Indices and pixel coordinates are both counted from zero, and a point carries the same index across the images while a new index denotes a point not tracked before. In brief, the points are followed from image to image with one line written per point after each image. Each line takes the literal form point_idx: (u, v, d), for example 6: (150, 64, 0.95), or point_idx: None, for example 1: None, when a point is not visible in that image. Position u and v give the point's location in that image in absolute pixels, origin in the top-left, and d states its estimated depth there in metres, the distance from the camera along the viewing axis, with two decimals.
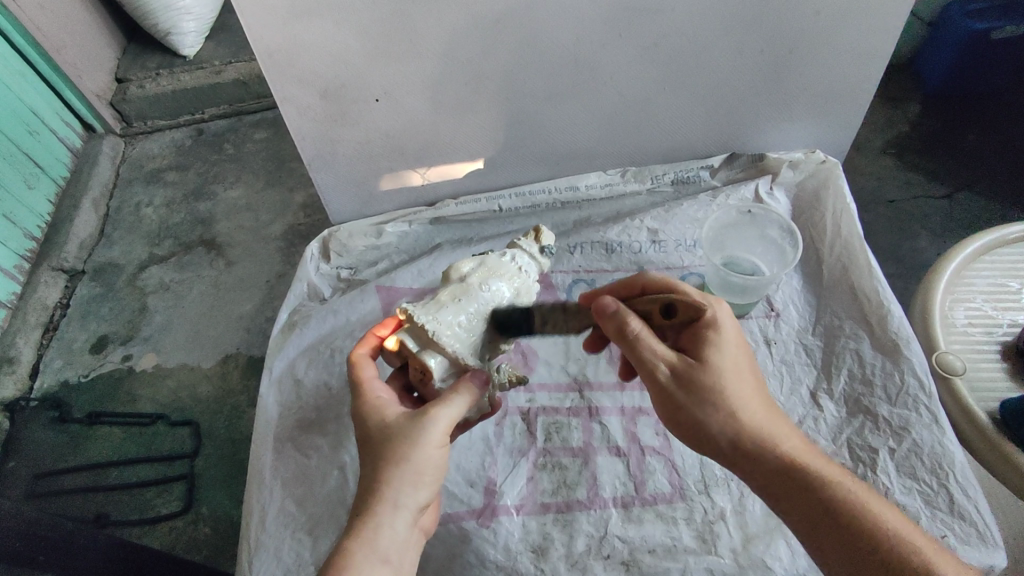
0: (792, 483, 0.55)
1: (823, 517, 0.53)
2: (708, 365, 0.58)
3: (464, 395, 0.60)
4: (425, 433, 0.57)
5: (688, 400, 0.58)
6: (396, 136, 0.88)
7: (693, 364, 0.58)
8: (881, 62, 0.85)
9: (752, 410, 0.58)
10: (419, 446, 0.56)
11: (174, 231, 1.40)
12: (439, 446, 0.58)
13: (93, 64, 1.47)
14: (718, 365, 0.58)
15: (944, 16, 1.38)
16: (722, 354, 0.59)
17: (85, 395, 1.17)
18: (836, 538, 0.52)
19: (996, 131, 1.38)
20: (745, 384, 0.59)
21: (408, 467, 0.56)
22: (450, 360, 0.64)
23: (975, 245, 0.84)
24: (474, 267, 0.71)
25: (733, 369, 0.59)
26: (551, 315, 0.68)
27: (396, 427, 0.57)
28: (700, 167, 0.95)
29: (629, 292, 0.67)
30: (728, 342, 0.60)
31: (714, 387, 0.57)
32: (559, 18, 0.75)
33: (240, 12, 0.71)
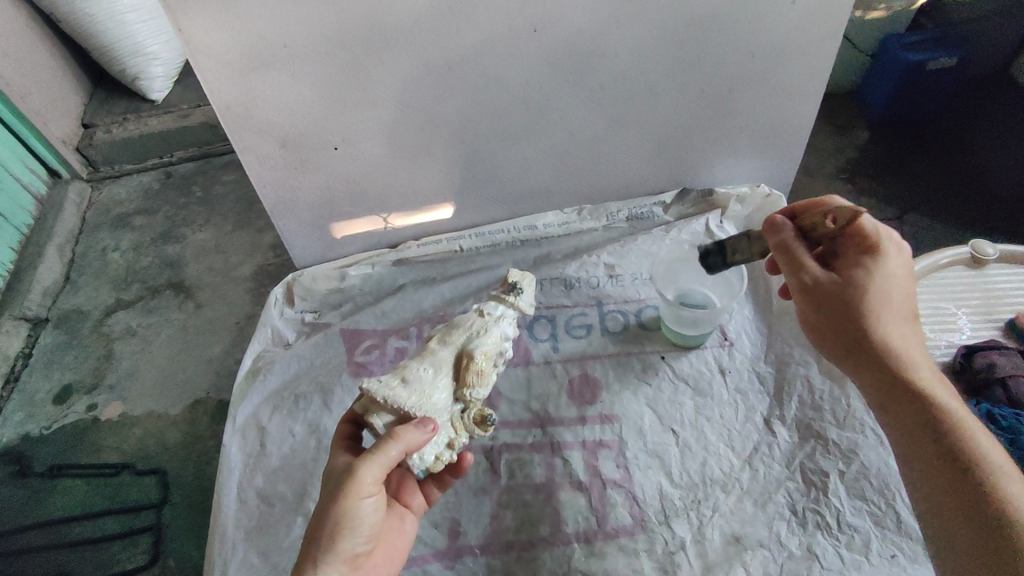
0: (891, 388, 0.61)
1: (907, 416, 0.59)
2: (870, 285, 0.62)
3: (386, 442, 0.59)
4: (349, 487, 0.57)
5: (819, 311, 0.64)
6: (356, 181, 0.91)
7: (848, 287, 0.63)
8: (815, 99, 0.90)
9: (907, 332, 0.62)
10: (347, 498, 0.57)
11: (142, 275, 1.39)
12: (368, 495, 0.58)
13: (58, 111, 1.47)
14: (893, 289, 0.62)
15: (883, 48, 1.47)
16: (894, 276, 0.63)
17: (46, 448, 1.14)
18: (920, 435, 0.58)
19: (938, 155, 1.46)
20: (905, 294, 0.63)
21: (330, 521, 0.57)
22: (395, 414, 0.65)
23: (911, 271, 0.88)
24: (438, 331, 0.75)
25: (895, 278, 0.63)
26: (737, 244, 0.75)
27: (332, 479, 0.60)
28: (654, 204, 0.99)
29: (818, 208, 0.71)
30: (892, 256, 0.64)
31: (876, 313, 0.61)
32: (508, 65, 0.79)
33: (197, 69, 0.73)
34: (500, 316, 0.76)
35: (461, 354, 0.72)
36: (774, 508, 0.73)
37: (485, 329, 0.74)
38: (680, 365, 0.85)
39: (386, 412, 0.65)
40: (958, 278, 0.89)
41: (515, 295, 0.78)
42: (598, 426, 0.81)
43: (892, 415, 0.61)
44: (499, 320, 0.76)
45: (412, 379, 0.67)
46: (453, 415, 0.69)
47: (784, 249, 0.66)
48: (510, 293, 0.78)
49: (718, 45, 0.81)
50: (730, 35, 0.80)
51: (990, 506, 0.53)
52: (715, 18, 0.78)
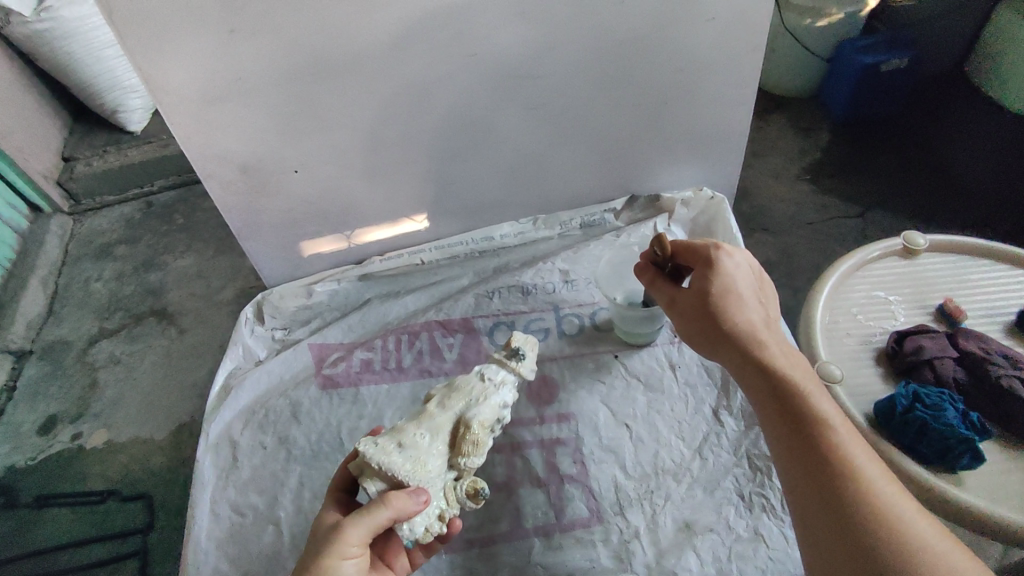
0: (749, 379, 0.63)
1: (766, 403, 0.61)
2: (710, 289, 0.67)
3: (376, 505, 0.60)
4: (332, 546, 0.57)
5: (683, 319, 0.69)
6: (318, 203, 0.95)
7: (693, 296, 0.68)
8: (749, 106, 0.95)
9: (758, 326, 0.65)
10: (330, 557, 0.57)
11: (124, 303, 1.42)
12: (350, 557, 0.58)
13: (39, 146, 1.51)
14: (733, 288, 0.66)
15: (839, 53, 1.54)
16: (734, 278, 0.68)
17: (32, 478, 1.17)
18: (777, 422, 0.60)
19: (903, 155, 1.52)
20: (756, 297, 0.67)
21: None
22: (389, 478, 0.65)
23: (846, 264, 0.93)
24: (439, 390, 0.77)
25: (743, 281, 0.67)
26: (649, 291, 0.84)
27: (317, 538, 0.60)
28: (605, 211, 1.04)
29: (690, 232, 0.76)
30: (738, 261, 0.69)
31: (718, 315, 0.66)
32: (453, 89, 0.84)
33: (158, 104, 0.77)
34: (501, 382, 0.76)
35: (459, 421, 0.72)
36: (721, 494, 0.77)
37: (486, 394, 0.75)
38: (632, 362, 0.89)
39: (380, 477, 0.65)
40: (892, 269, 0.94)
41: (516, 359, 0.79)
42: (555, 424, 0.85)
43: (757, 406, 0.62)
44: (502, 382, 0.76)
45: (408, 445, 0.68)
46: (445, 484, 0.70)
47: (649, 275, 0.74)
48: (512, 358, 0.79)
49: (649, 61, 0.86)
50: (660, 51, 0.85)
51: (836, 483, 0.54)
52: (645, 36, 0.83)
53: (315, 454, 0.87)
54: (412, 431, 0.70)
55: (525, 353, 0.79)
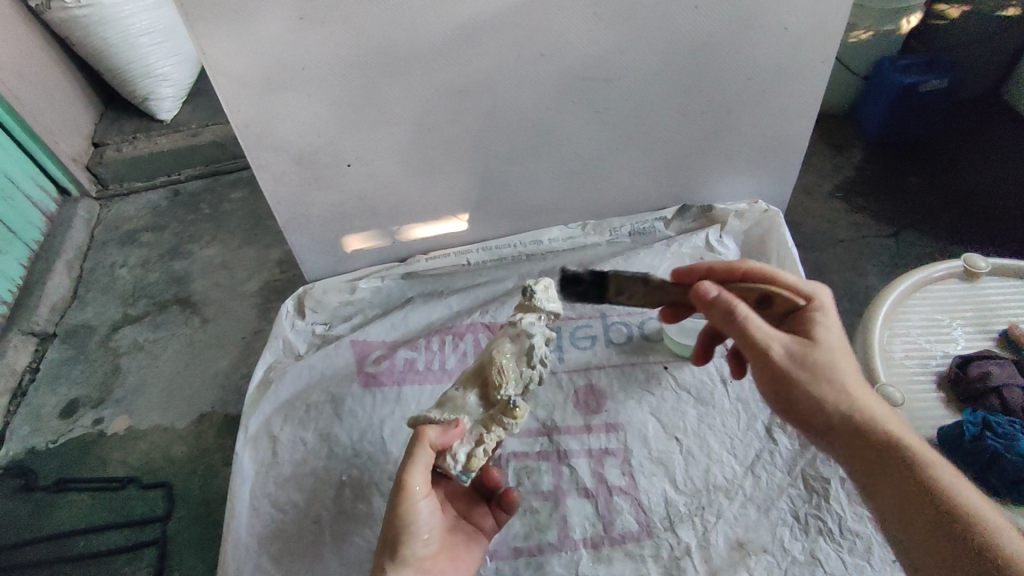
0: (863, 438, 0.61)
1: (881, 462, 0.59)
2: (817, 343, 0.64)
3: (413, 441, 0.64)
4: (395, 491, 0.63)
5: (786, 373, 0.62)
6: (368, 198, 0.94)
7: (802, 345, 0.64)
8: (808, 120, 0.94)
9: (859, 386, 0.64)
10: (400, 499, 0.62)
11: (149, 291, 1.41)
12: (420, 497, 0.63)
13: (70, 130, 1.51)
14: (829, 345, 0.64)
15: (876, 71, 1.49)
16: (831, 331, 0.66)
17: (52, 461, 1.15)
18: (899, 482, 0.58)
19: (932, 174, 1.47)
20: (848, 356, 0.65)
21: (389, 524, 0.62)
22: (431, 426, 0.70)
23: (905, 285, 0.92)
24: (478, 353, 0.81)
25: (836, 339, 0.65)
26: (630, 284, 0.77)
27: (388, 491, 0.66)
28: (655, 219, 1.03)
29: (730, 276, 0.75)
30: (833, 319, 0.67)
31: (832, 370, 0.63)
32: (516, 88, 0.83)
33: (218, 90, 0.76)
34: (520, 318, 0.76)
35: (482, 360, 0.74)
36: (776, 514, 0.75)
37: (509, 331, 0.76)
38: (683, 375, 0.87)
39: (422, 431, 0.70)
40: (952, 291, 0.93)
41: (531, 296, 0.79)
42: (603, 434, 0.83)
43: (868, 468, 0.60)
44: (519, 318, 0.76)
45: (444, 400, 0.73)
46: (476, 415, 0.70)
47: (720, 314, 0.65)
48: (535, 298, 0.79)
49: (716, 68, 0.85)
50: (728, 59, 0.84)
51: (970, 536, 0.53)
52: (712, 42, 0.82)
53: (356, 452, 0.86)
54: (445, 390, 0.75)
55: (536, 287, 0.79)
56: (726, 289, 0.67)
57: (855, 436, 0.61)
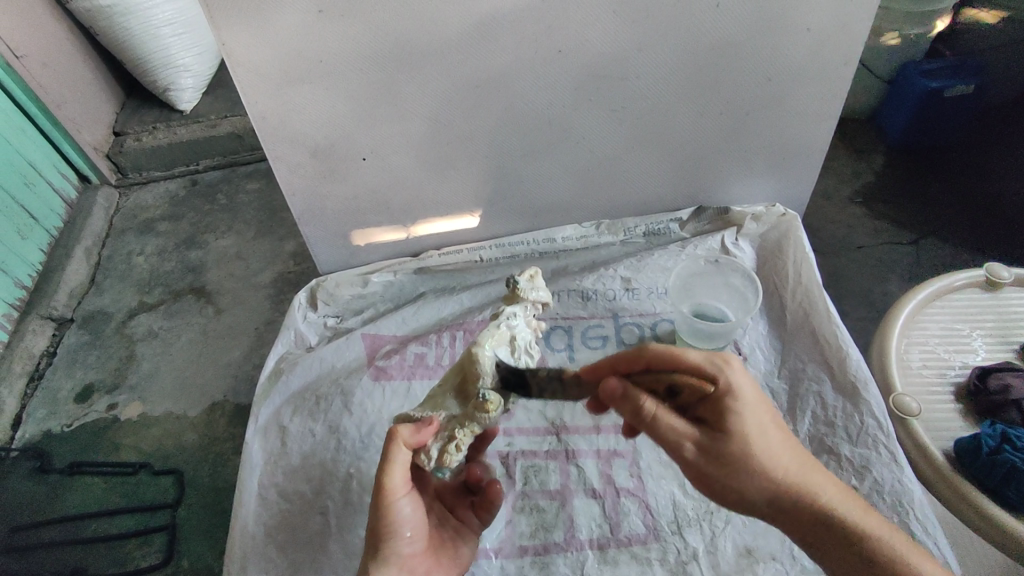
0: (792, 517, 0.57)
1: (843, 550, 0.56)
2: (746, 436, 0.57)
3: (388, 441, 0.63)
4: (376, 490, 0.62)
5: (720, 476, 0.57)
6: (382, 192, 0.94)
7: (714, 438, 0.57)
8: (830, 123, 0.92)
9: (801, 467, 0.58)
10: (379, 499, 0.62)
11: (165, 279, 1.43)
12: (399, 496, 0.62)
13: (92, 119, 1.53)
14: (760, 433, 0.57)
15: (901, 74, 1.46)
16: (756, 411, 0.58)
17: (67, 445, 1.17)
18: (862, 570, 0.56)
19: (957, 181, 1.43)
20: (776, 439, 0.58)
21: (372, 524, 0.62)
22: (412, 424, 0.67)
23: (925, 292, 0.91)
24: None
25: (759, 428, 0.58)
26: (547, 384, 0.64)
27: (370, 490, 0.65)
28: (670, 220, 1.02)
29: (634, 365, 0.62)
30: (748, 404, 0.58)
31: (752, 460, 0.56)
32: (534, 85, 0.82)
33: (237, 81, 0.77)
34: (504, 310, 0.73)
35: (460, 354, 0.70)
36: None
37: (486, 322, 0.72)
38: None
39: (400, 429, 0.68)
40: (972, 302, 0.91)
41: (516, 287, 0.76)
42: (613, 435, 0.82)
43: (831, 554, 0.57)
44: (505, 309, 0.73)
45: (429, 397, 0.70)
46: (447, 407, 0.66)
47: (633, 415, 0.58)
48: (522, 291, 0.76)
49: (736, 69, 0.84)
50: (748, 59, 0.83)
51: None
52: (734, 42, 0.81)
53: (365, 446, 0.86)
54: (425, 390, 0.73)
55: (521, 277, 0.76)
56: (626, 388, 0.58)
57: (782, 515, 0.58)
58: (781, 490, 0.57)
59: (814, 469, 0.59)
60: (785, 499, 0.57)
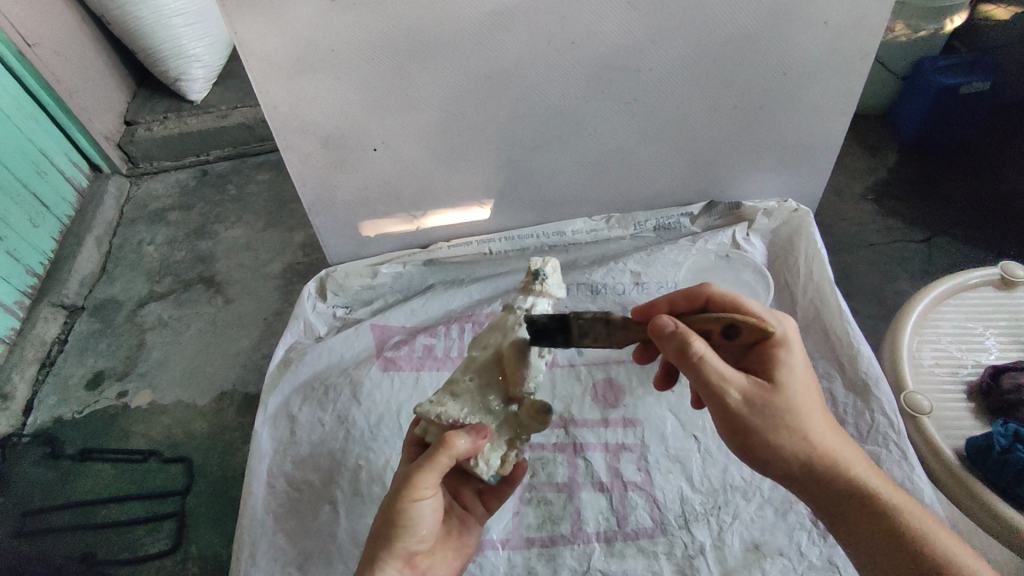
0: (824, 482, 0.57)
1: (866, 519, 0.56)
2: (790, 393, 0.58)
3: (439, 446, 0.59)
4: (405, 490, 0.58)
5: (758, 424, 0.57)
6: (392, 183, 0.94)
7: (762, 389, 0.58)
8: (844, 118, 0.91)
9: (836, 438, 0.59)
10: (401, 498, 0.59)
11: (174, 269, 1.44)
12: (421, 499, 0.59)
13: (103, 108, 1.54)
14: (802, 395, 0.58)
15: (915, 71, 1.43)
16: (800, 378, 0.59)
17: (78, 431, 1.18)
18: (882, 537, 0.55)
19: (972, 178, 1.41)
20: (816, 407, 0.59)
21: (390, 522, 0.59)
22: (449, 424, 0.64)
23: (938, 290, 0.90)
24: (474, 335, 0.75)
25: (803, 389, 0.58)
26: (590, 327, 0.61)
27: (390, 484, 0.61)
28: (681, 214, 1.01)
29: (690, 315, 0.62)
30: (798, 364, 0.59)
31: (795, 414, 0.57)
32: (545, 76, 0.82)
33: (249, 71, 0.77)
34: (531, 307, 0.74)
35: (495, 349, 0.69)
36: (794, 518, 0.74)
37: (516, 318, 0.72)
38: None
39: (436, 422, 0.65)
40: (986, 300, 0.90)
41: (540, 284, 0.76)
42: (620, 428, 0.82)
43: (852, 522, 0.57)
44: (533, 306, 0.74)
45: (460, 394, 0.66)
46: (500, 415, 0.67)
47: (678, 354, 0.56)
48: (539, 283, 0.77)
49: (750, 62, 0.83)
50: (763, 53, 0.82)
51: None
52: (748, 35, 0.80)
53: (373, 436, 0.87)
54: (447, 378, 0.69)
55: (547, 275, 0.77)
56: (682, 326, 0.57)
57: (810, 476, 0.58)
58: (815, 451, 0.57)
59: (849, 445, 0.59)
60: (819, 462, 0.57)
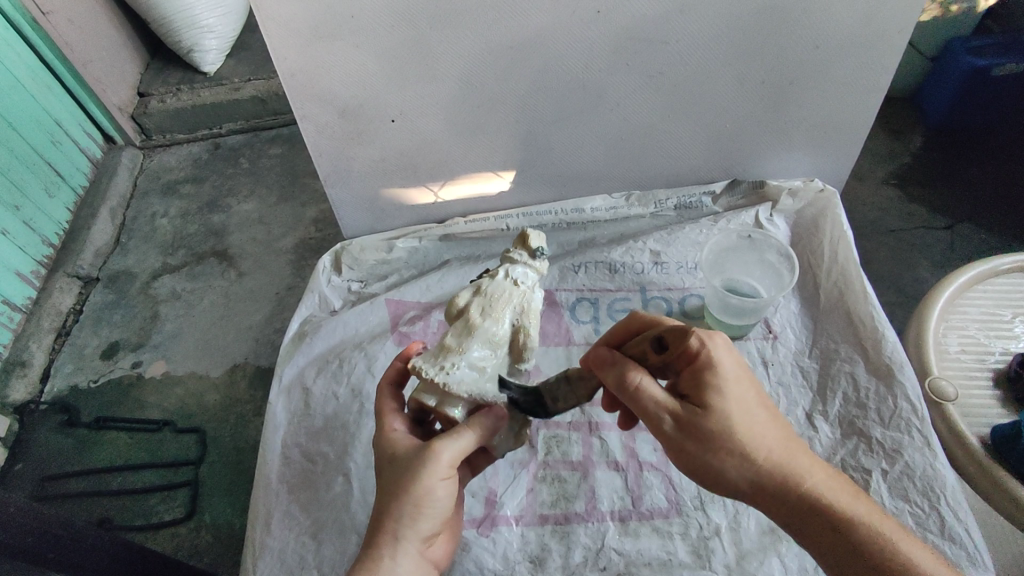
0: (772, 499, 0.55)
1: (827, 540, 0.53)
2: (724, 412, 0.55)
3: (474, 429, 0.60)
4: (428, 467, 0.57)
5: (696, 451, 0.55)
6: (409, 156, 0.92)
7: (693, 414, 0.55)
8: (876, 97, 0.88)
9: (786, 452, 0.56)
10: (424, 477, 0.57)
11: (188, 242, 1.44)
12: (443, 477, 0.58)
13: (117, 78, 1.52)
14: (740, 411, 0.55)
15: (946, 51, 1.38)
16: (738, 391, 0.56)
17: (93, 400, 1.19)
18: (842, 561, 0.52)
19: (1001, 165, 1.37)
20: (759, 423, 0.56)
21: (410, 501, 0.57)
22: (469, 402, 0.63)
23: (968, 275, 0.87)
24: (472, 299, 0.70)
25: (738, 406, 0.55)
26: (557, 390, 0.65)
27: (401, 458, 0.59)
28: (703, 193, 0.99)
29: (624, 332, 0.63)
30: (730, 379, 0.56)
31: (728, 438, 0.55)
32: (569, 47, 0.79)
33: (267, 37, 0.75)
34: (530, 283, 0.72)
35: (515, 329, 0.69)
36: None
37: (525, 297, 0.71)
38: None
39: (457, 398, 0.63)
40: (1016, 286, 0.88)
41: (539, 260, 0.75)
42: None
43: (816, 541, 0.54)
44: (532, 283, 0.72)
45: (472, 364, 0.65)
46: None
47: (618, 383, 0.57)
48: (533, 256, 0.75)
49: (783, 34, 0.80)
50: (797, 25, 0.79)
51: None
52: (783, 6, 0.77)
53: None
54: (470, 352, 0.65)
55: (545, 253, 0.76)
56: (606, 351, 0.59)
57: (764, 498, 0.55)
58: (760, 472, 0.55)
59: (806, 457, 0.56)
60: (769, 482, 0.55)
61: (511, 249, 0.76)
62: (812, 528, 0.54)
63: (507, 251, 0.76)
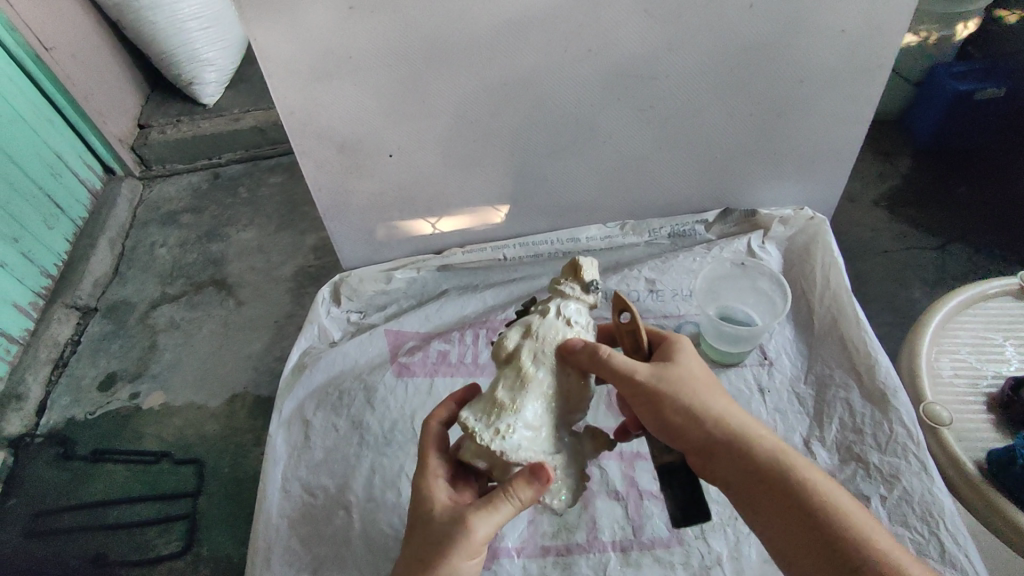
0: (730, 453, 0.57)
1: (773, 489, 0.55)
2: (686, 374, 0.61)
3: (512, 501, 0.57)
4: (459, 543, 0.56)
5: (665, 398, 0.60)
6: (407, 189, 0.94)
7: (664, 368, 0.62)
8: (861, 128, 0.91)
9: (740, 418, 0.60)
10: (454, 552, 0.56)
11: (186, 271, 1.45)
12: (474, 551, 0.57)
13: (117, 112, 1.55)
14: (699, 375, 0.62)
15: (930, 77, 1.41)
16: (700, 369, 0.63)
17: (90, 432, 1.19)
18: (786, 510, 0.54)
19: (988, 186, 1.40)
20: (719, 392, 0.61)
21: (434, 574, 0.56)
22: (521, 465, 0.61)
23: (957, 300, 0.89)
24: (523, 342, 0.65)
25: (700, 372, 0.62)
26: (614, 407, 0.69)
27: (434, 526, 0.58)
28: (696, 222, 1.01)
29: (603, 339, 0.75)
30: (691, 354, 0.64)
31: (691, 389, 0.60)
32: (562, 83, 0.82)
33: (267, 76, 0.77)
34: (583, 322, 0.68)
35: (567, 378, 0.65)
36: None
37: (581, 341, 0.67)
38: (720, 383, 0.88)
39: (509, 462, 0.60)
40: (1005, 310, 0.90)
41: (590, 295, 0.70)
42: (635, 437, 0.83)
43: (764, 495, 0.55)
44: (586, 323, 0.68)
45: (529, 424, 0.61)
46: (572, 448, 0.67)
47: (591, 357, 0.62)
48: (585, 290, 0.70)
49: (767, 69, 0.82)
50: (780, 60, 0.82)
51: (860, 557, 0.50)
52: (766, 43, 0.80)
53: (387, 441, 0.87)
54: (525, 412, 0.61)
55: (598, 285, 0.71)
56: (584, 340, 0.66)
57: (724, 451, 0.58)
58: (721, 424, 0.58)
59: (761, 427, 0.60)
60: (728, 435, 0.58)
61: (560, 281, 0.72)
62: (760, 479, 0.55)
63: (556, 283, 0.71)
